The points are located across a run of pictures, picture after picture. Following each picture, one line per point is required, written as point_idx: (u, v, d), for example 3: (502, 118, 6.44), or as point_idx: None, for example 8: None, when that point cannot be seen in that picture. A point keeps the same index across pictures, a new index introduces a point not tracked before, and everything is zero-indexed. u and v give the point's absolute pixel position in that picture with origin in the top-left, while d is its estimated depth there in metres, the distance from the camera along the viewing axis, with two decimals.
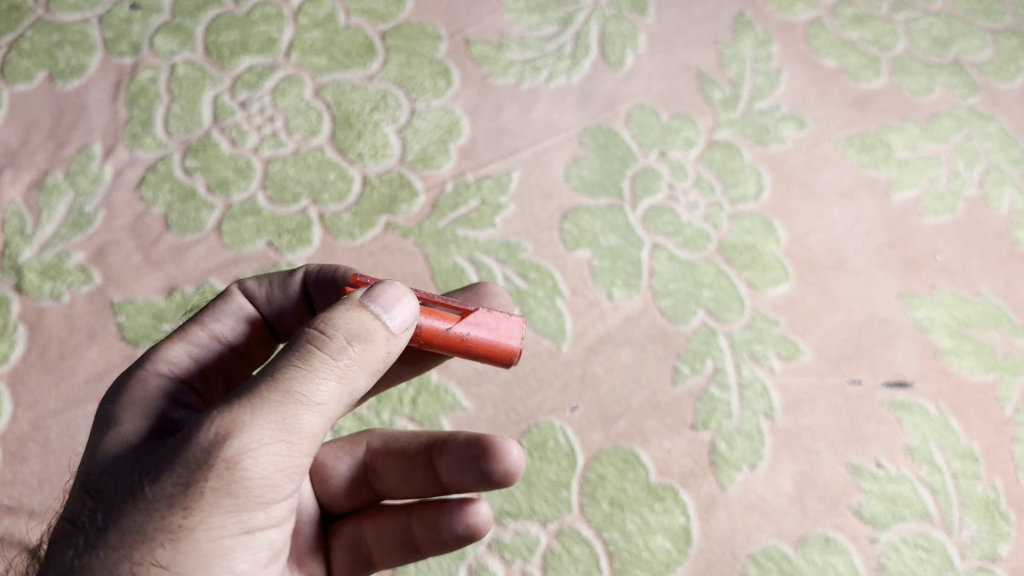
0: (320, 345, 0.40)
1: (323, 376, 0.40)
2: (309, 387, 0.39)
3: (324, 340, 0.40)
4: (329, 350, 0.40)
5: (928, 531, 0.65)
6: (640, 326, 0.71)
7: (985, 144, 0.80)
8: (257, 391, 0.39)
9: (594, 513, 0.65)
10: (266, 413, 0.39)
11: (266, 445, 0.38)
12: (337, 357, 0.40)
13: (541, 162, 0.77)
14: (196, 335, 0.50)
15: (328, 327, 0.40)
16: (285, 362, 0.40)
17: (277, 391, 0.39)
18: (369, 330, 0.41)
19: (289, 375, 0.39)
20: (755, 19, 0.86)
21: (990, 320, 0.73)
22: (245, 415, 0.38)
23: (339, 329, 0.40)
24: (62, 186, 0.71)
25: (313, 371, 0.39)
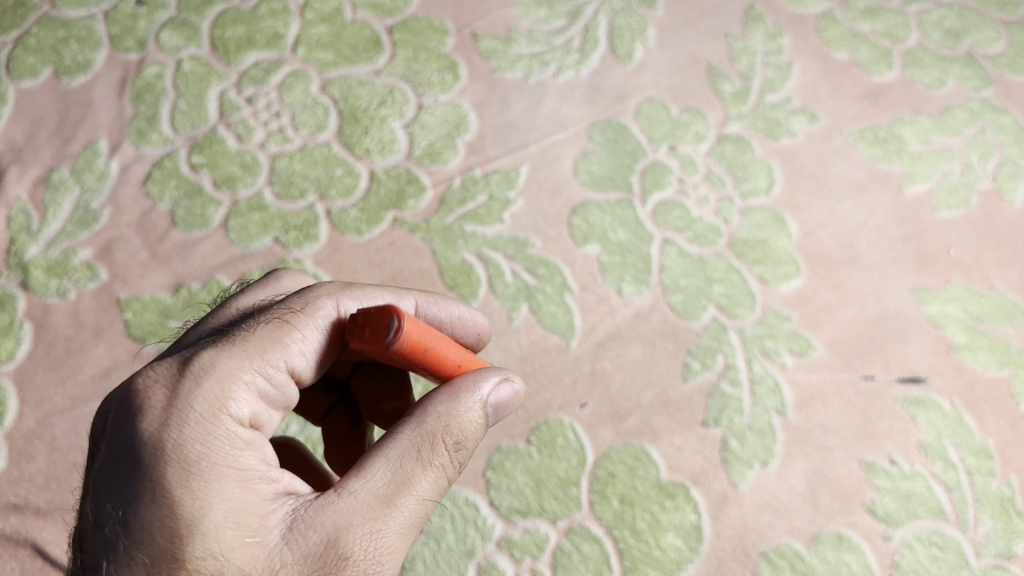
0: (449, 461, 0.46)
1: (445, 486, 0.46)
2: (433, 498, 0.46)
3: (452, 448, 0.46)
4: (453, 467, 0.46)
5: (943, 529, 0.65)
6: (650, 322, 0.70)
7: (999, 138, 0.79)
8: (395, 498, 0.44)
9: (604, 511, 0.64)
10: (404, 525, 0.45)
11: (400, 554, 0.45)
12: (457, 470, 0.47)
13: (549, 157, 0.76)
14: (275, 360, 0.47)
15: (458, 441, 0.46)
16: (422, 474, 0.45)
17: (415, 505, 0.45)
18: (481, 438, 0.48)
19: (425, 488, 0.45)
20: (766, 11, 0.85)
21: (1005, 315, 0.72)
22: (392, 525, 0.44)
23: (462, 439, 0.47)
24: (68, 183, 0.71)
25: (442, 485, 0.46)
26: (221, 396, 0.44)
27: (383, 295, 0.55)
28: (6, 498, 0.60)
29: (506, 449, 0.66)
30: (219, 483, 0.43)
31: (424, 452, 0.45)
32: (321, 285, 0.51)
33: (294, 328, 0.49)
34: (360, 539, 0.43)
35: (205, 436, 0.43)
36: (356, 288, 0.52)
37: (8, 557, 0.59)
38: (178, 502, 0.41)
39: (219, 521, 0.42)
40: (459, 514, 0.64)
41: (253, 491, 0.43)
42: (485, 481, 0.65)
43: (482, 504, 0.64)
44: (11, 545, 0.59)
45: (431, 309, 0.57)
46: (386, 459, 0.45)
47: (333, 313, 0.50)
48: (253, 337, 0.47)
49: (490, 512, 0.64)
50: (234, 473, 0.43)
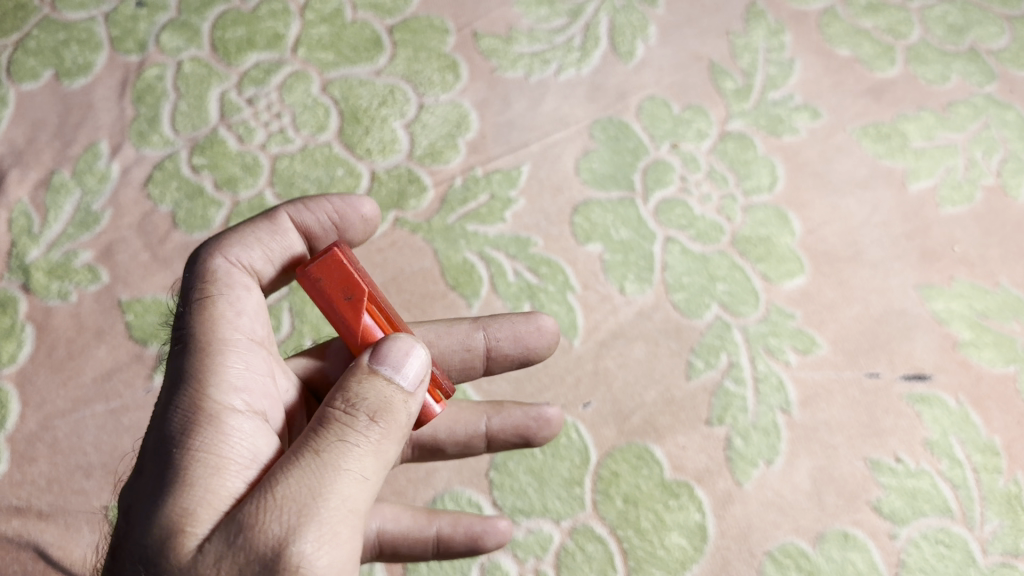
0: (350, 420, 0.41)
1: (361, 447, 0.41)
2: (348, 460, 0.40)
3: (354, 410, 0.41)
4: (364, 425, 0.41)
5: (949, 527, 0.64)
6: (653, 321, 0.70)
7: (1003, 133, 0.79)
8: (301, 464, 0.40)
9: (608, 511, 0.64)
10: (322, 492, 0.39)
11: (329, 525, 0.39)
12: (370, 426, 0.41)
13: (551, 156, 0.76)
14: (235, 337, 0.48)
15: (351, 402, 0.41)
16: (319, 444, 0.40)
17: (322, 467, 0.40)
18: (394, 397, 0.42)
19: (331, 448, 0.40)
20: (767, 8, 0.85)
21: (1010, 311, 0.71)
22: (300, 492, 0.39)
23: (360, 397, 0.41)
24: (69, 185, 0.71)
25: (349, 445, 0.40)
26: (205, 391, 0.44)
27: (257, 222, 0.53)
28: (8, 500, 0.60)
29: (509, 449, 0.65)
30: (189, 473, 0.41)
31: (319, 423, 0.41)
32: (231, 242, 0.51)
33: (237, 296, 0.49)
34: (264, 516, 0.38)
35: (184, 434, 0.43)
36: (235, 237, 0.52)
37: (11, 559, 0.58)
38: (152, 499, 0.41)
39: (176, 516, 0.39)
40: None
41: (225, 477, 0.41)
42: (488, 481, 0.64)
43: (485, 504, 0.64)
44: (13, 548, 0.59)
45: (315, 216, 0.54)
46: (293, 446, 0.41)
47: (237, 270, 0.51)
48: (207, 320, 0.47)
49: (492, 512, 0.64)
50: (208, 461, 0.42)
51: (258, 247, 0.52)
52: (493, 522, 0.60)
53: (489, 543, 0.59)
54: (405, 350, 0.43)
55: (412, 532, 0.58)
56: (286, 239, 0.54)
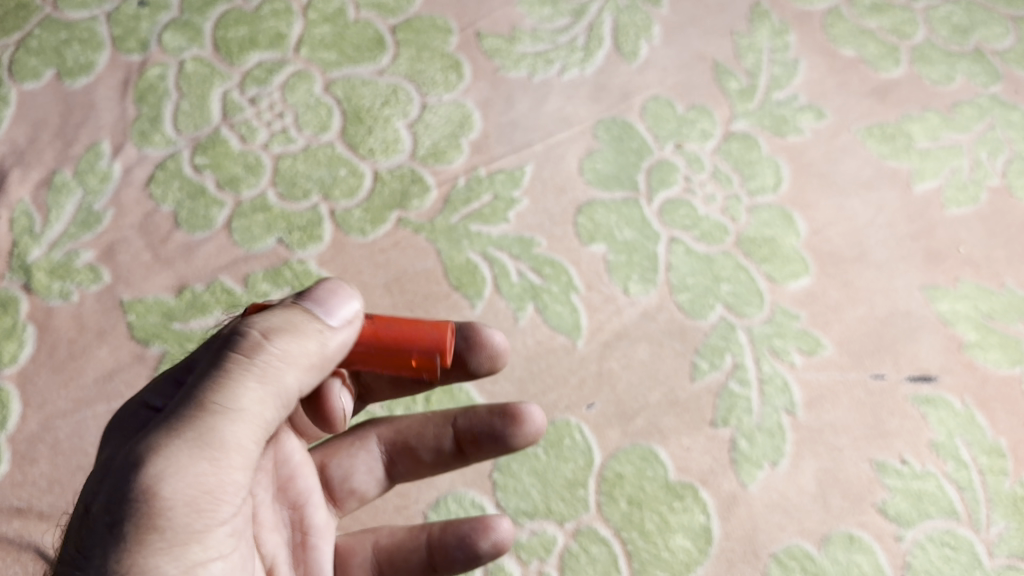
0: (245, 346, 0.39)
1: (253, 374, 0.39)
2: (224, 387, 0.38)
3: (252, 335, 0.40)
4: (260, 352, 0.39)
5: (955, 529, 0.64)
6: (657, 321, 0.70)
7: (1008, 134, 0.79)
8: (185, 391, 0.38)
9: (612, 513, 0.63)
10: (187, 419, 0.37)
11: (190, 443, 0.37)
12: (263, 353, 0.39)
13: (554, 156, 0.76)
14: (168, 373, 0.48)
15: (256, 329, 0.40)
16: (207, 371, 0.39)
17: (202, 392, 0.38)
18: (299, 329, 0.41)
19: (213, 378, 0.39)
20: (772, 8, 0.85)
21: (1015, 312, 0.71)
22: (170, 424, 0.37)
23: (267, 327, 0.40)
24: (70, 185, 0.71)
25: (227, 373, 0.38)
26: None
27: None
28: (8, 502, 0.60)
29: None
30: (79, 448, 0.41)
31: (215, 345, 0.40)
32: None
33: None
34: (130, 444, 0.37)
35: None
36: None
37: (11, 561, 0.58)
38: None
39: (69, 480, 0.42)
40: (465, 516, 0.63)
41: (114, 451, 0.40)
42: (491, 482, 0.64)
43: (488, 506, 0.63)
44: (14, 548, 0.58)
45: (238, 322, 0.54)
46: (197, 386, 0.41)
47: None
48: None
49: (496, 513, 0.63)
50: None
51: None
52: (485, 520, 0.52)
53: (483, 543, 0.52)
54: (332, 292, 0.43)
55: (406, 540, 0.54)
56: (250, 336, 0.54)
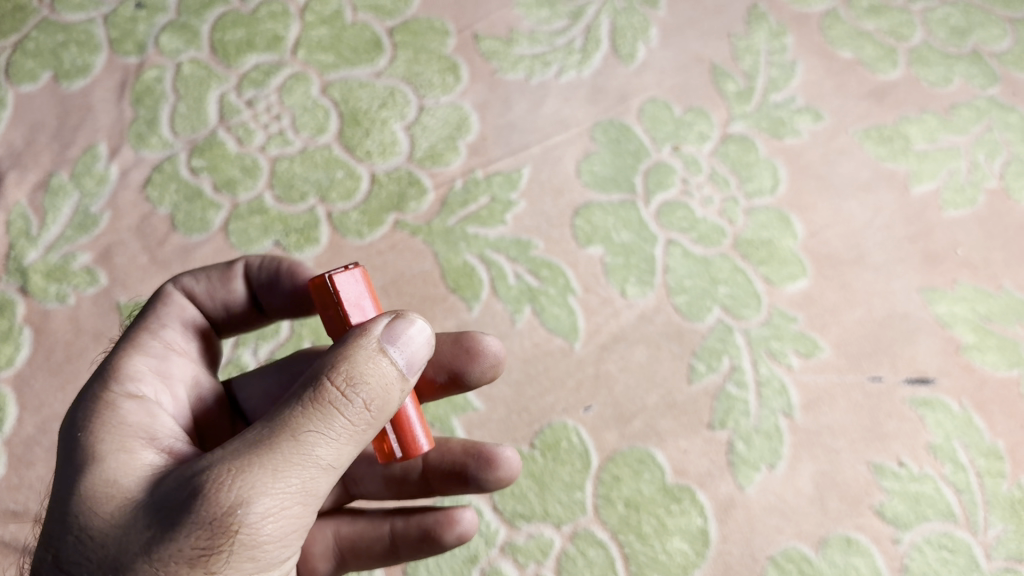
0: (341, 399, 0.39)
1: (346, 429, 0.40)
2: (320, 440, 0.39)
3: (350, 388, 0.40)
4: (350, 401, 0.40)
5: (952, 531, 0.64)
6: (654, 324, 0.70)
7: (1006, 136, 0.79)
8: (279, 432, 0.39)
9: (609, 515, 0.63)
10: (283, 468, 0.39)
11: (284, 496, 0.39)
12: (356, 410, 0.40)
13: (551, 158, 0.76)
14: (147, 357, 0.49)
15: (349, 377, 0.40)
16: (301, 417, 0.39)
17: (297, 442, 0.39)
18: (388, 381, 0.41)
19: (307, 426, 0.39)
20: (769, 10, 0.85)
21: (1013, 315, 0.71)
22: (264, 467, 0.38)
23: (357, 374, 0.40)
24: (67, 187, 0.71)
25: (321, 427, 0.39)
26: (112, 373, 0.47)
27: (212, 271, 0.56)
28: (5, 505, 0.60)
29: None
30: (98, 447, 0.42)
31: (303, 381, 0.40)
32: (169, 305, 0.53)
33: (152, 332, 0.51)
34: (221, 475, 0.38)
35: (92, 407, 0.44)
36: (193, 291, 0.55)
37: (7, 564, 0.58)
38: (95, 437, 0.42)
39: (113, 463, 0.41)
40: None
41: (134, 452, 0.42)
42: None
43: (485, 509, 0.63)
44: (10, 551, 0.58)
45: (260, 263, 0.56)
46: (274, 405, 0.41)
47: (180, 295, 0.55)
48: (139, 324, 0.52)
49: (493, 516, 0.63)
50: (118, 436, 0.43)
51: (183, 331, 0.53)
52: (451, 513, 0.53)
53: (447, 536, 0.52)
54: (415, 332, 0.42)
55: (369, 529, 0.54)
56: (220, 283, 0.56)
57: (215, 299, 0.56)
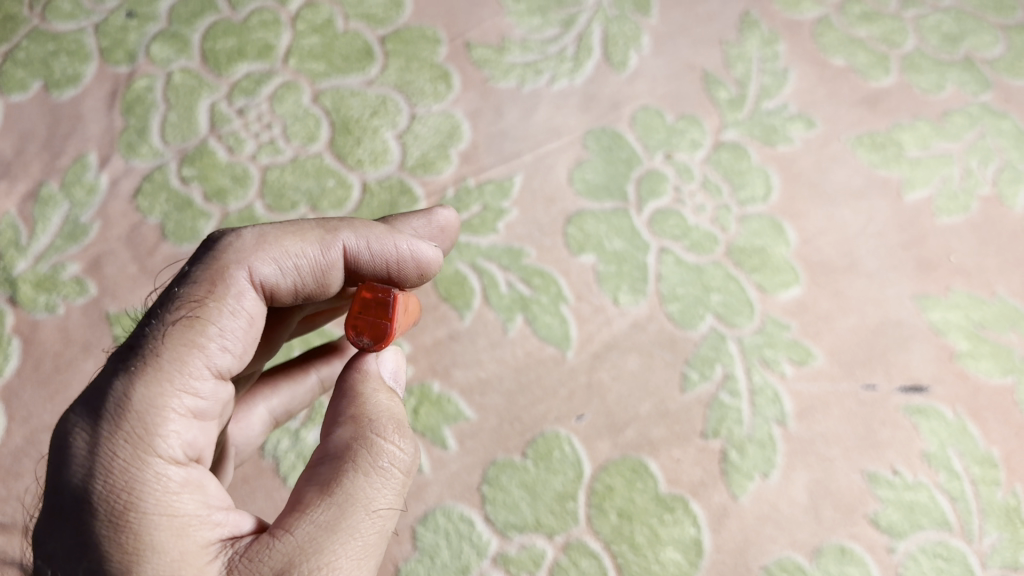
0: (393, 458, 0.45)
1: (398, 490, 0.44)
2: (389, 508, 0.43)
3: (397, 446, 0.45)
4: (402, 460, 0.45)
5: (947, 540, 0.63)
6: (647, 332, 0.69)
7: (999, 142, 0.78)
8: (350, 515, 0.42)
9: (602, 525, 0.63)
10: (364, 546, 0.42)
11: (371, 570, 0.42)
12: (405, 465, 0.45)
13: (544, 166, 0.75)
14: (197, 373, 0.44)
15: (392, 430, 0.46)
16: (368, 490, 0.43)
17: (371, 519, 0.42)
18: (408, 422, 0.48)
19: (375, 497, 0.43)
20: (761, 17, 0.85)
21: (1007, 322, 0.71)
22: (350, 551, 0.41)
23: (398, 430, 0.46)
24: (57, 197, 0.71)
25: (389, 495, 0.44)
26: (148, 429, 0.42)
27: (310, 239, 0.50)
28: None
29: (501, 463, 0.65)
30: (152, 536, 0.40)
31: (356, 458, 0.44)
32: (210, 315, 0.45)
33: (201, 356, 0.44)
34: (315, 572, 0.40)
35: (135, 475, 0.41)
36: (274, 242, 0.49)
37: None
38: (143, 523, 0.40)
39: (178, 556, 0.40)
40: (453, 530, 0.63)
41: (193, 536, 0.41)
42: (480, 495, 0.64)
43: (477, 519, 0.63)
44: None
45: (370, 251, 0.52)
46: (323, 485, 0.43)
47: (250, 287, 0.47)
48: (167, 347, 0.44)
49: (485, 527, 0.63)
50: (173, 523, 0.41)
51: (230, 346, 0.46)
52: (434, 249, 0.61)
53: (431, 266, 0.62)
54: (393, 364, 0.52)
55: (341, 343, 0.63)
56: (331, 254, 0.51)
57: (305, 283, 0.50)
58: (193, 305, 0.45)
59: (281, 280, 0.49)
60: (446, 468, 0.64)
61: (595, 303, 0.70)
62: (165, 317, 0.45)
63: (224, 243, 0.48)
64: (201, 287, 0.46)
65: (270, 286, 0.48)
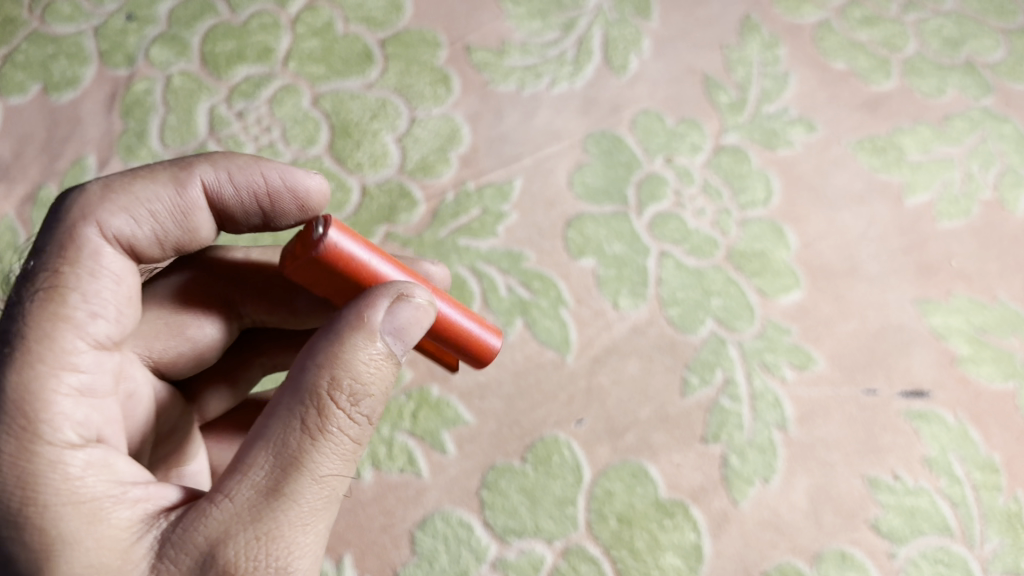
0: (347, 421, 0.41)
1: (351, 452, 0.41)
2: (339, 475, 0.41)
3: (356, 406, 0.41)
4: (360, 424, 0.41)
5: (948, 546, 0.63)
6: (647, 336, 0.69)
7: (1000, 147, 0.78)
8: (294, 483, 0.40)
9: (602, 530, 0.63)
10: (310, 511, 0.40)
11: (317, 537, 0.41)
12: (362, 428, 0.41)
13: (543, 170, 0.75)
14: (75, 349, 0.42)
15: (353, 392, 0.41)
16: (314, 456, 0.40)
17: (316, 486, 0.40)
18: (390, 378, 0.42)
19: (321, 465, 0.40)
20: (762, 21, 0.84)
21: (1008, 327, 0.70)
22: (292, 522, 0.40)
23: (361, 390, 0.41)
24: (55, 200, 0.70)
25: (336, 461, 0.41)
26: (31, 417, 0.40)
27: (163, 183, 0.47)
28: None
29: (500, 467, 0.64)
30: (59, 527, 0.38)
31: (306, 420, 0.40)
32: (69, 281, 0.43)
33: (72, 329, 0.42)
34: (252, 543, 0.39)
35: (26, 468, 0.39)
36: (118, 192, 0.46)
37: None
38: (47, 516, 0.38)
39: (94, 544, 0.39)
40: (452, 535, 0.62)
41: (104, 520, 0.39)
42: (478, 500, 0.63)
43: (475, 524, 0.63)
44: None
45: (234, 184, 0.49)
46: (267, 447, 0.40)
47: (106, 243, 0.45)
48: (32, 325, 0.41)
49: (483, 532, 0.62)
50: (80, 509, 0.39)
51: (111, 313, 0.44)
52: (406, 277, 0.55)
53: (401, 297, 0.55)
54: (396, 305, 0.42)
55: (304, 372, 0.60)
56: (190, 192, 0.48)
57: (169, 233, 0.48)
58: (52, 276, 0.43)
59: (148, 228, 0.47)
60: (445, 473, 0.64)
61: (595, 306, 0.70)
62: (33, 290, 0.42)
63: (70, 202, 0.45)
64: (55, 254, 0.43)
65: (126, 238, 0.45)
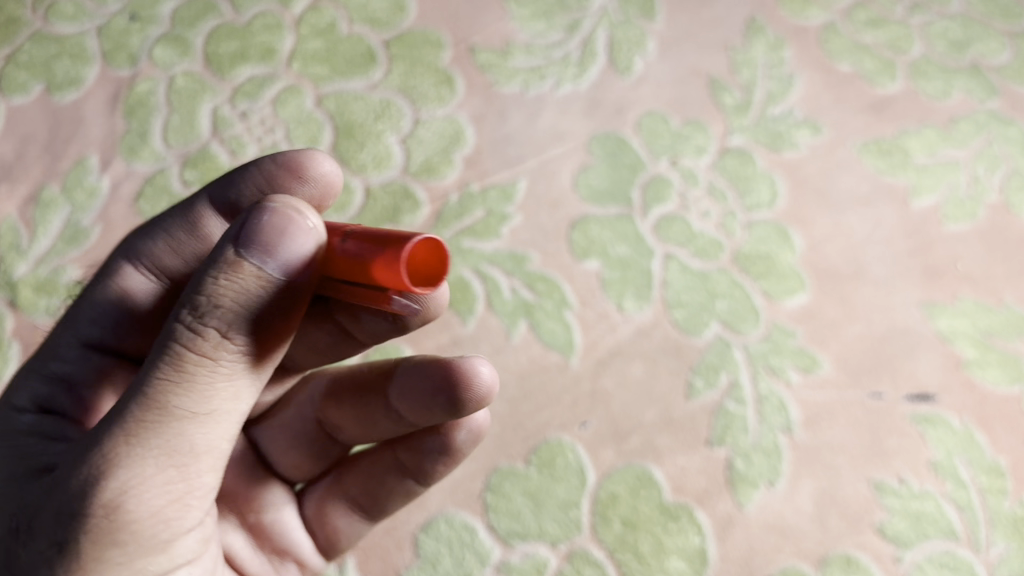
0: (202, 340, 0.38)
1: (212, 376, 0.38)
2: (193, 398, 0.38)
3: (220, 326, 0.38)
4: (220, 347, 0.38)
5: (954, 550, 0.62)
6: (652, 339, 0.69)
7: (1005, 150, 0.78)
8: (140, 401, 0.37)
9: (606, 534, 0.62)
10: (136, 433, 0.37)
11: (166, 467, 0.38)
12: (221, 350, 0.38)
13: (547, 172, 0.75)
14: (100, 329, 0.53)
15: (210, 309, 0.38)
16: (164, 373, 0.38)
17: (159, 407, 0.37)
18: (267, 302, 0.39)
19: (177, 385, 0.38)
20: (767, 23, 0.84)
21: (1014, 330, 0.70)
22: (130, 442, 0.37)
23: (223, 309, 0.38)
24: (58, 200, 0.70)
25: (194, 378, 0.38)
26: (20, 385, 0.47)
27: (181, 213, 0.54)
28: None
29: (503, 470, 0.64)
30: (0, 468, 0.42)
31: (166, 339, 0.38)
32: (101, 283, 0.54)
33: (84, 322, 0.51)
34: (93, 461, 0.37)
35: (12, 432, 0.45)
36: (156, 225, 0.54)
37: None
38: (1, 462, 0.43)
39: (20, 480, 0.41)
40: (455, 538, 0.62)
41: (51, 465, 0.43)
42: (482, 502, 0.63)
43: (479, 527, 0.62)
44: None
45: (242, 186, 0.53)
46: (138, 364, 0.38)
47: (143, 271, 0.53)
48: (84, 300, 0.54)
49: (486, 535, 0.62)
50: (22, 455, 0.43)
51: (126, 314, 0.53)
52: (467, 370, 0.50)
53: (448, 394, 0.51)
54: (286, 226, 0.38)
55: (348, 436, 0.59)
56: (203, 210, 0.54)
57: (186, 244, 0.54)
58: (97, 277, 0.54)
59: (167, 256, 0.53)
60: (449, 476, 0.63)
61: (599, 309, 0.69)
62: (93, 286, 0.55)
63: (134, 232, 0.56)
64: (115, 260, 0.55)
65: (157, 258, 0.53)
